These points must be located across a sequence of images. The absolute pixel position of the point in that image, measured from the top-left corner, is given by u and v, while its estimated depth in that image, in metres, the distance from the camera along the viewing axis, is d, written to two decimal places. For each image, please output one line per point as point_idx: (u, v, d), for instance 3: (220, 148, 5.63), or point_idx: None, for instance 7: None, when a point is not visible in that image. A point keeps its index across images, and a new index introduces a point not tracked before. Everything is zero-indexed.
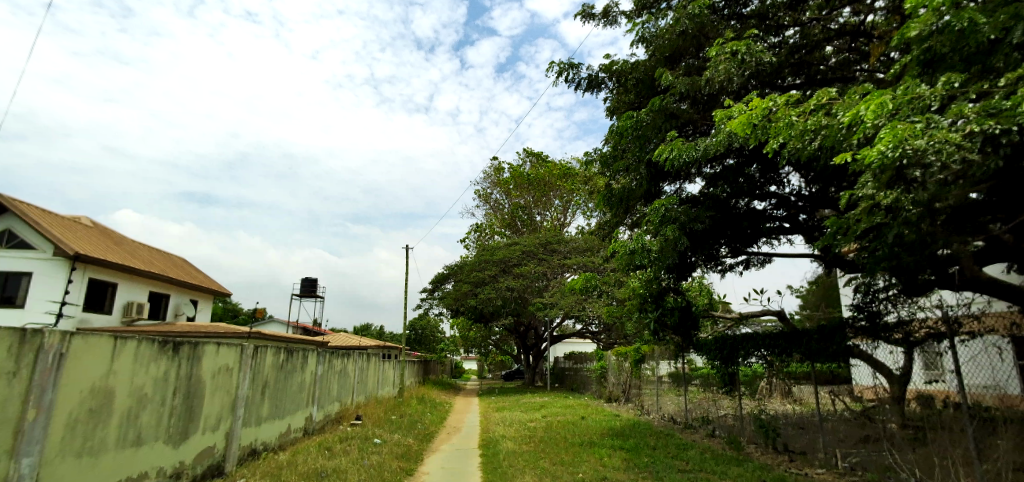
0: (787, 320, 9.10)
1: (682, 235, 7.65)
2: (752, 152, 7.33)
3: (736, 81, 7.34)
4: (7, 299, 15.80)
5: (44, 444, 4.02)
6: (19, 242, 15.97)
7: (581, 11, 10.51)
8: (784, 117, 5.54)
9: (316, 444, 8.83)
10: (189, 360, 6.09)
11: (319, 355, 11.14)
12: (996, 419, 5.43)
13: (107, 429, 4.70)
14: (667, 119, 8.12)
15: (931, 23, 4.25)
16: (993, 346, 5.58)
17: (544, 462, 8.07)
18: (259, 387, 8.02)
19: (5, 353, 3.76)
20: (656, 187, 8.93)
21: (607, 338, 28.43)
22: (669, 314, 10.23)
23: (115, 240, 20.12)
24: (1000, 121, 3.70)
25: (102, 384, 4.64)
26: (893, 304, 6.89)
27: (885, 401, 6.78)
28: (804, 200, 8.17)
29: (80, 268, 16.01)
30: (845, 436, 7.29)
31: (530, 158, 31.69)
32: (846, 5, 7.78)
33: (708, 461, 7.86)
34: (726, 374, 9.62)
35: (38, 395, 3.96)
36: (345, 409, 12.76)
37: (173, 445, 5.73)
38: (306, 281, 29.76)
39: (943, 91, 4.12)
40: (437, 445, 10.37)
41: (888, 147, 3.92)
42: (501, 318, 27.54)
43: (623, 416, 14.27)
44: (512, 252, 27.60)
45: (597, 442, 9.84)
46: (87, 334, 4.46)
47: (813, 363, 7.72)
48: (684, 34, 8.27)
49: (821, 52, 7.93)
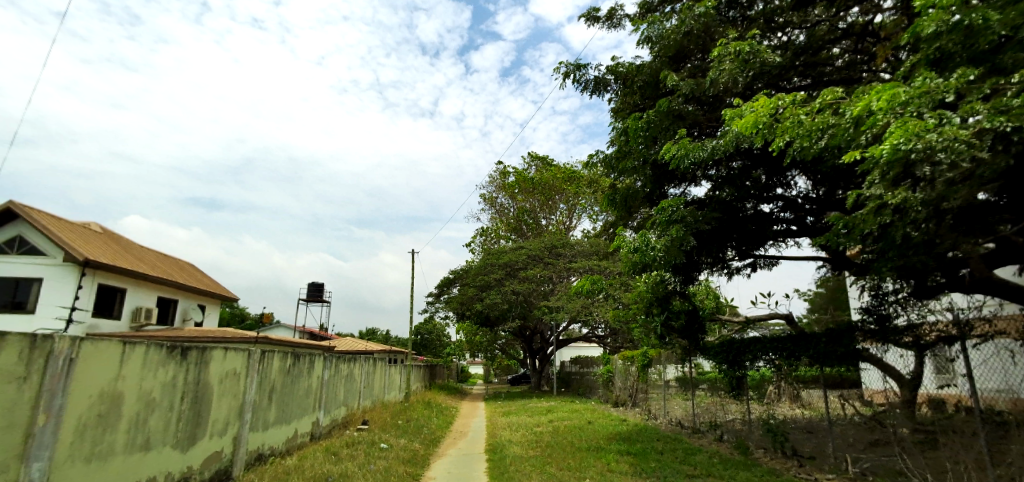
0: (795, 323, 9.05)
1: (687, 235, 7.65)
2: (759, 153, 7.30)
3: (742, 82, 7.34)
4: (17, 304, 15.93)
5: (54, 449, 4.04)
6: (30, 248, 16.14)
7: (586, 13, 10.54)
8: (790, 117, 5.53)
9: (322, 449, 8.83)
10: (197, 364, 6.12)
11: (326, 359, 11.17)
12: (1009, 423, 5.41)
13: (116, 434, 4.73)
14: (673, 121, 8.09)
15: (941, 20, 4.22)
16: (1005, 350, 5.47)
17: (550, 467, 8.03)
18: (266, 391, 8.06)
19: (16, 358, 3.79)
20: (661, 188, 8.95)
21: (613, 342, 28.34)
22: (675, 318, 10.24)
23: (124, 246, 20.27)
24: (1010, 119, 3.65)
25: (111, 389, 4.66)
26: (903, 308, 6.96)
27: (896, 406, 6.72)
28: (811, 202, 8.15)
29: (89, 274, 16.12)
30: (854, 440, 7.37)
31: (535, 162, 31.76)
32: (854, 5, 7.67)
33: (716, 466, 7.81)
34: (734, 378, 9.39)
35: (47, 400, 3.99)
36: (351, 414, 12.78)
37: (181, 450, 5.75)
38: (313, 286, 29.88)
39: (956, 85, 4.05)
40: (444, 449, 10.37)
41: (899, 141, 3.92)
42: (507, 322, 27.51)
43: (630, 420, 14.22)
44: (518, 256, 27.64)
45: (604, 446, 9.80)
46: (97, 339, 4.50)
47: (822, 367, 7.48)
48: (689, 34, 8.31)
49: (827, 52, 7.87)
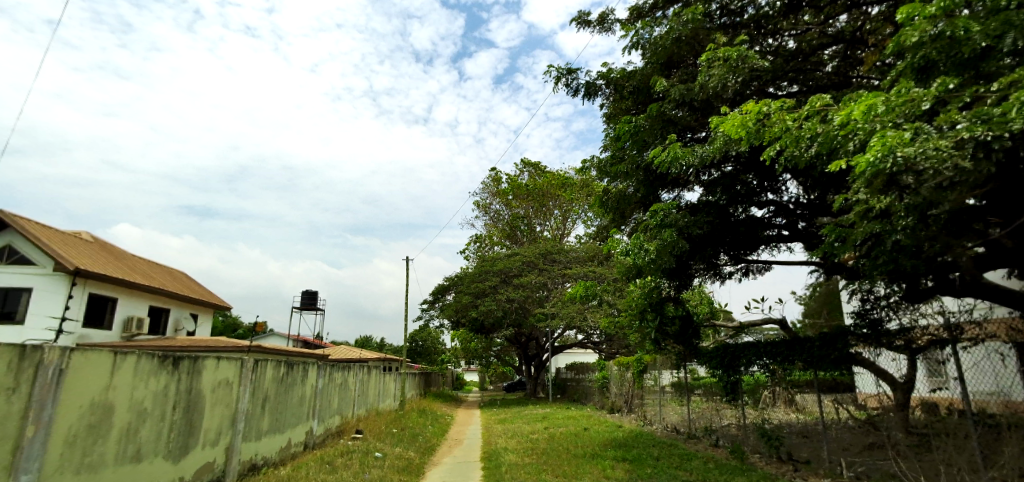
0: (789, 328, 9.03)
1: (680, 240, 7.66)
2: (749, 159, 7.36)
3: (730, 88, 7.35)
4: (7, 314, 15.75)
5: (43, 461, 4.00)
6: (20, 257, 15.96)
7: (577, 17, 10.62)
8: (779, 122, 5.57)
9: (316, 458, 8.75)
10: (189, 374, 6.06)
11: (320, 368, 11.13)
12: (1001, 425, 5.40)
13: (107, 445, 4.68)
14: (664, 126, 8.18)
15: (923, 30, 4.23)
16: (996, 352, 5.62)
17: (546, 475, 8.01)
18: (260, 400, 8.00)
19: (5, 368, 3.76)
20: (654, 194, 8.94)
21: (609, 348, 28.37)
22: (669, 323, 10.18)
23: (116, 255, 20.11)
24: (992, 128, 3.68)
25: (102, 399, 4.62)
26: (894, 311, 6.83)
27: (890, 409, 6.80)
28: (803, 207, 8.23)
29: (80, 283, 16.00)
30: (849, 444, 7.39)
31: (528, 169, 31.81)
32: (843, 12, 7.89)
33: (712, 471, 7.83)
34: (729, 382, 9.44)
35: (38, 410, 3.96)
36: (346, 423, 12.70)
37: (173, 461, 5.68)
38: (307, 294, 29.72)
39: (937, 93, 4.10)
40: (440, 457, 10.31)
41: (876, 155, 4.05)
42: (502, 329, 27.47)
43: (626, 426, 14.21)
44: (512, 262, 27.59)
45: (599, 453, 9.77)
46: (87, 349, 4.45)
47: (816, 371, 7.56)
48: (678, 40, 8.36)
49: (816, 58, 8.04)
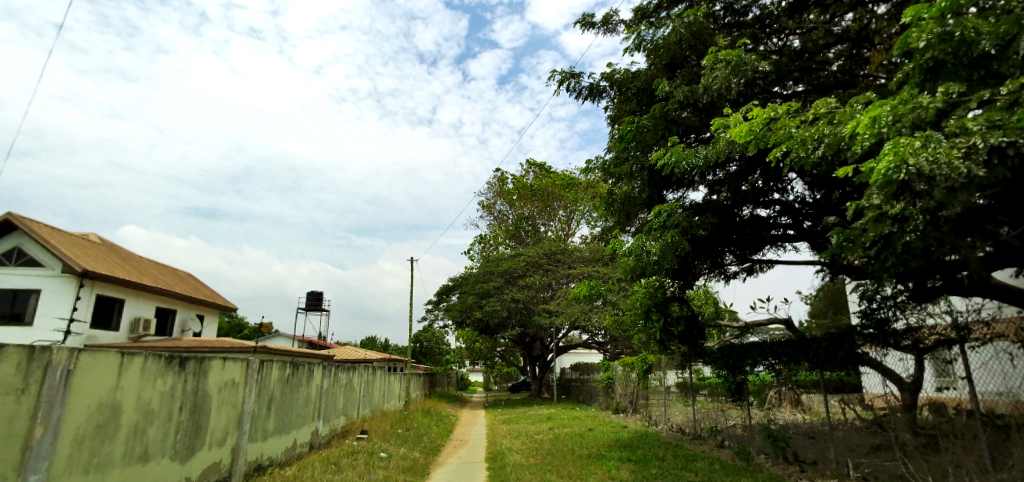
0: (795, 329, 8.97)
1: (682, 240, 7.63)
2: (753, 158, 7.42)
3: (735, 89, 7.33)
4: (16, 316, 15.86)
5: (51, 461, 4.02)
6: (28, 259, 16.10)
7: (581, 19, 10.61)
8: (786, 125, 5.51)
9: (322, 459, 8.78)
10: (195, 375, 6.10)
11: (325, 368, 11.15)
12: (1010, 425, 5.36)
13: (114, 446, 4.70)
14: (668, 126, 8.15)
15: (930, 31, 4.20)
16: (1004, 352, 5.56)
17: (550, 475, 8.03)
18: (265, 401, 8.02)
19: (14, 368, 3.79)
20: (657, 194, 8.91)
21: (614, 348, 28.42)
22: (675, 324, 9.90)
23: (123, 256, 20.23)
24: (1005, 133, 3.69)
25: (109, 399, 4.65)
26: (902, 311, 6.58)
27: (897, 410, 6.72)
28: (809, 207, 8.18)
29: (88, 284, 16.12)
30: (856, 445, 7.26)
31: (533, 168, 31.85)
32: (849, 10, 7.90)
33: (717, 472, 7.81)
34: (734, 383, 9.59)
35: (46, 410, 3.99)
36: (351, 423, 12.72)
37: (179, 462, 5.70)
38: (312, 295, 29.85)
39: (943, 99, 4.09)
40: (444, 458, 10.33)
41: (890, 167, 3.96)
42: (507, 330, 27.49)
43: (630, 426, 14.20)
44: (517, 263, 27.52)
45: (605, 454, 9.73)
46: (95, 349, 4.49)
47: (823, 371, 7.62)
48: (682, 42, 8.35)
49: (822, 57, 8.03)
